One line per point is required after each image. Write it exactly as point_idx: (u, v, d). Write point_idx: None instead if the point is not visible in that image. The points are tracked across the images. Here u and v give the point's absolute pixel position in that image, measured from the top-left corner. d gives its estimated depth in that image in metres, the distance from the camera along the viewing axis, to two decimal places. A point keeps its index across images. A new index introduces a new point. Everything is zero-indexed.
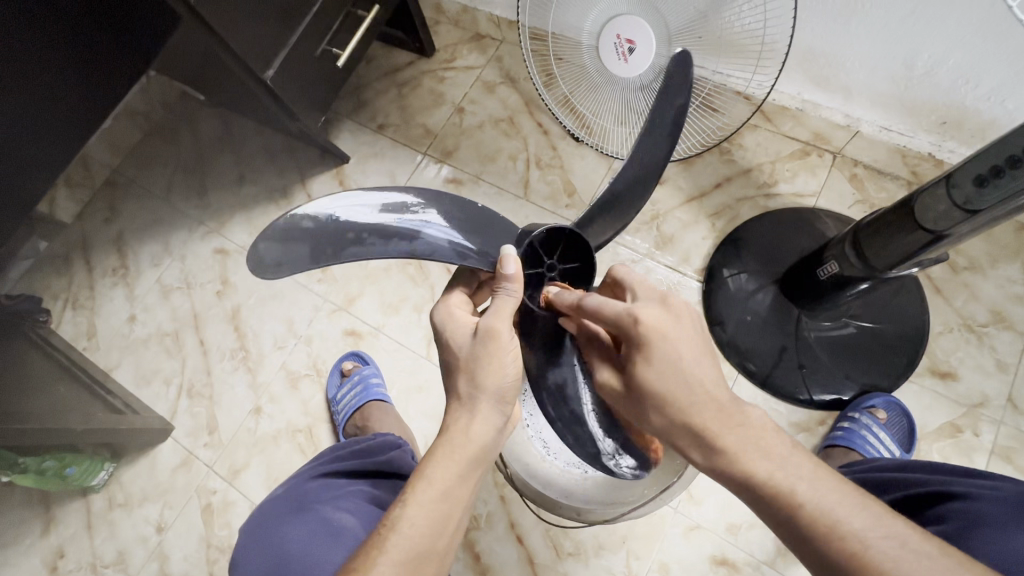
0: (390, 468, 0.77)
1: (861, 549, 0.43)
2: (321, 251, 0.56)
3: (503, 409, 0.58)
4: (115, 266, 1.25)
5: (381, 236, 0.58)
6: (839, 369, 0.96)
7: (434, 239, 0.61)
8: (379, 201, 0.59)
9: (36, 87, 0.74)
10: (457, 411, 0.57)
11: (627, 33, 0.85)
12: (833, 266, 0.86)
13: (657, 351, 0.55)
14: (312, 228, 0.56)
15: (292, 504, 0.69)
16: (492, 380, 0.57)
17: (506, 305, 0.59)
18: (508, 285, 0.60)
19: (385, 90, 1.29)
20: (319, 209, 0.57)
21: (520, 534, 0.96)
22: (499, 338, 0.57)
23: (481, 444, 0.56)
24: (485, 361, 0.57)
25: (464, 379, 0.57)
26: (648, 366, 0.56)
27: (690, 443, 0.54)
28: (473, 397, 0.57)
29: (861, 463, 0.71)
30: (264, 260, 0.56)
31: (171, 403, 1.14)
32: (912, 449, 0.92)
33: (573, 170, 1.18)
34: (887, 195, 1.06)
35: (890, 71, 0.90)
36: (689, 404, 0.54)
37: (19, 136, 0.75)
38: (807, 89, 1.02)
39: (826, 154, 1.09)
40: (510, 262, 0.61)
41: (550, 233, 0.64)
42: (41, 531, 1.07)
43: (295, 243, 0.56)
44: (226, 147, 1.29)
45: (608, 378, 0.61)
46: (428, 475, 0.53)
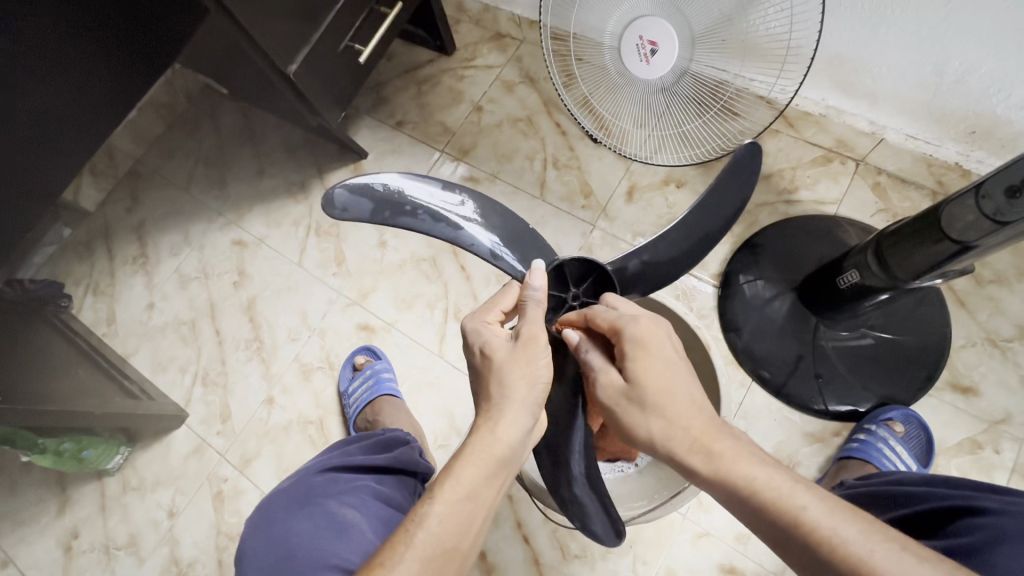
0: (398, 465, 0.77)
1: (866, 555, 0.40)
2: (379, 212, 0.63)
3: (534, 413, 0.58)
4: (136, 254, 1.27)
5: (434, 215, 0.65)
6: (856, 381, 0.94)
7: (478, 234, 0.67)
8: (440, 190, 0.66)
9: (69, 77, 0.76)
10: (487, 413, 0.57)
11: (650, 34, 0.84)
12: (854, 275, 0.84)
13: (650, 364, 0.57)
14: (379, 192, 0.63)
15: (300, 497, 0.70)
16: (524, 384, 0.58)
17: (537, 312, 0.62)
18: (534, 294, 0.63)
19: (404, 87, 1.30)
20: (394, 180, 0.64)
21: (526, 534, 0.96)
22: (537, 344, 0.59)
23: (510, 444, 0.55)
24: (521, 362, 0.58)
25: (493, 381, 0.58)
26: (643, 374, 0.56)
27: (686, 451, 0.53)
28: (503, 398, 0.57)
29: (873, 476, 0.71)
30: (332, 204, 0.62)
31: (185, 390, 1.15)
32: (930, 463, 0.90)
33: (590, 171, 1.18)
34: (911, 205, 1.04)
35: (919, 78, 0.89)
36: (684, 414, 0.54)
37: (47, 124, 0.76)
38: (831, 95, 1.00)
39: (849, 161, 1.08)
40: (537, 277, 0.64)
41: (580, 266, 0.69)
42: (57, 512, 1.09)
43: (361, 197, 0.63)
44: (246, 139, 1.30)
45: (614, 377, 0.59)
46: (456, 473, 0.52)
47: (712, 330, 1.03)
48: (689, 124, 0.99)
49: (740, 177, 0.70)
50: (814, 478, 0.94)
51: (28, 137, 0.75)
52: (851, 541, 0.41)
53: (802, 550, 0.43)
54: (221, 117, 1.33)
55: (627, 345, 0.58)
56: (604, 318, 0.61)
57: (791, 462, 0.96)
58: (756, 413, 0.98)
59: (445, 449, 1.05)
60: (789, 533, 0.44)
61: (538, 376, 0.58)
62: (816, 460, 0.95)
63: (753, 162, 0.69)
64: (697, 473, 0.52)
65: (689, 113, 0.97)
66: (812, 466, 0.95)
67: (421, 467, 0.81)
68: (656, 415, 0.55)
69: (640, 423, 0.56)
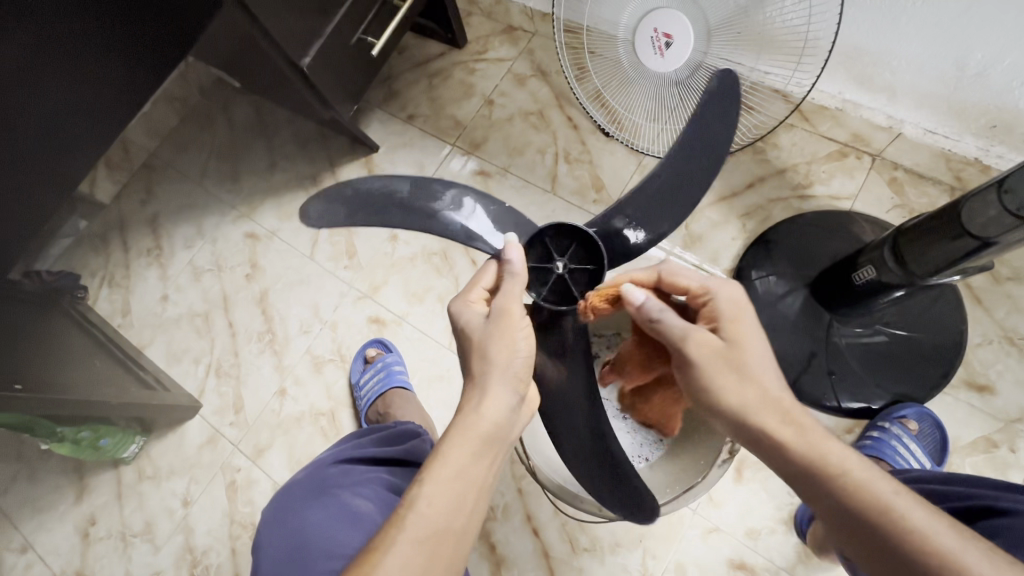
0: (413, 457, 0.78)
1: (958, 552, 0.41)
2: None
3: (517, 389, 0.58)
4: (150, 246, 1.28)
5: None
6: (870, 378, 0.93)
7: None
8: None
9: (87, 70, 0.77)
10: (470, 390, 0.58)
11: (665, 27, 0.83)
12: (870, 271, 0.83)
13: (744, 332, 0.57)
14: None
15: (314, 489, 0.70)
16: (506, 358, 0.58)
17: (515, 287, 0.63)
18: (512, 269, 0.64)
19: (415, 80, 1.30)
20: None
21: (536, 527, 0.96)
22: (513, 315, 0.60)
23: (495, 421, 0.56)
24: (499, 336, 0.59)
25: (476, 357, 0.59)
26: (741, 336, 0.57)
27: (777, 422, 0.53)
28: (485, 374, 0.58)
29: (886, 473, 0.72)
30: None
31: (199, 381, 1.17)
32: (944, 461, 0.89)
33: (602, 165, 1.17)
34: (928, 201, 1.02)
35: (939, 71, 0.87)
36: (775, 388, 0.55)
37: (64, 117, 0.77)
38: (848, 88, 0.99)
39: (865, 156, 1.06)
40: (513, 250, 0.65)
41: (559, 232, 0.71)
42: (74, 499, 1.11)
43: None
44: (258, 132, 1.31)
45: (708, 334, 0.57)
46: (443, 453, 0.53)
47: None
48: None
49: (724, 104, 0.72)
50: None
51: (47, 128, 0.75)
52: (942, 535, 0.42)
53: (889, 537, 0.44)
54: (233, 111, 1.33)
55: (723, 305, 0.59)
56: (695, 279, 0.62)
57: None
58: None
59: None
60: (876, 519, 0.45)
61: (516, 351, 0.59)
62: None
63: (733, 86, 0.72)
64: (787, 447, 0.51)
65: None
66: None
67: None
68: (748, 381, 0.55)
69: (730, 387, 0.55)
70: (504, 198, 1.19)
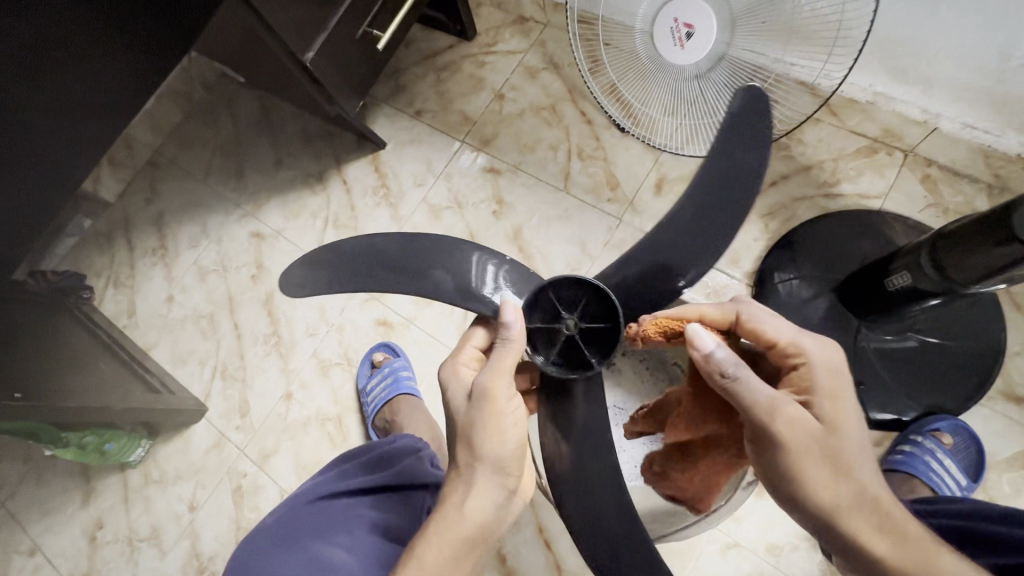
0: (402, 481, 0.72)
1: None
2: (335, 280, 0.61)
3: (505, 482, 0.55)
4: (155, 246, 1.26)
5: (392, 271, 0.62)
6: (900, 388, 0.89)
7: (442, 279, 0.62)
8: (397, 243, 0.62)
9: (91, 70, 0.74)
10: (454, 480, 0.55)
11: (685, 17, 0.79)
12: (904, 277, 0.78)
13: (842, 413, 0.52)
14: (332, 260, 0.62)
15: (285, 535, 0.66)
16: (491, 451, 0.54)
17: (506, 359, 0.57)
18: (507, 335, 0.57)
19: (423, 74, 1.25)
20: (346, 245, 0.63)
21: (548, 539, 0.93)
22: (497, 399, 0.55)
23: (478, 521, 0.53)
24: (483, 426, 0.55)
25: (462, 447, 0.55)
26: (840, 415, 0.52)
27: (875, 523, 0.50)
28: (470, 467, 0.55)
29: (941, 501, 0.66)
30: (290, 284, 0.63)
31: (205, 384, 1.15)
32: (980, 478, 0.85)
33: (617, 162, 1.13)
34: (963, 199, 0.97)
35: (981, 61, 0.81)
36: (872, 480, 0.51)
37: (70, 120, 0.74)
38: (880, 81, 0.93)
39: (896, 152, 1.01)
40: (510, 310, 0.58)
41: (564, 285, 0.60)
42: (82, 502, 1.10)
43: (315, 271, 0.62)
44: (263, 128, 1.28)
45: (800, 411, 0.51)
46: (420, 556, 0.52)
47: None
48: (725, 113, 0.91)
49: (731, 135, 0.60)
50: None
51: (52, 132, 0.73)
52: None
53: None
54: (238, 107, 1.30)
55: (822, 376, 0.54)
56: (786, 333, 0.56)
57: None
58: None
59: None
60: None
61: (502, 443, 0.54)
62: None
63: (746, 114, 0.60)
64: (880, 556, 0.49)
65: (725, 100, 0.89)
66: None
67: (432, 478, 0.75)
68: (844, 472, 0.51)
69: (823, 477, 0.50)
70: (515, 196, 1.15)
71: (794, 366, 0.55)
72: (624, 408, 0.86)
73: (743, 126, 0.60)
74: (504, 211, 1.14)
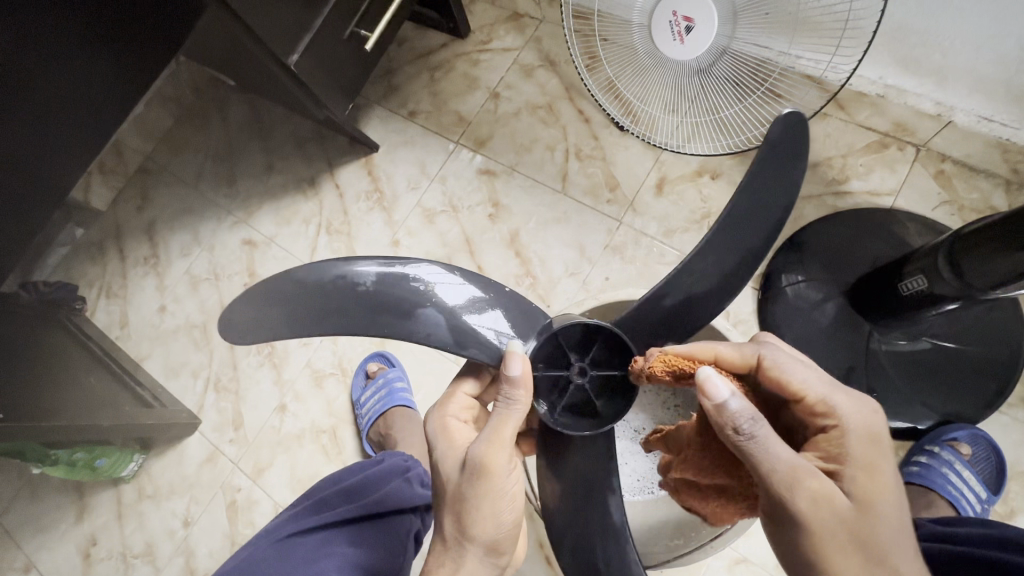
0: (387, 507, 0.70)
1: None
2: (303, 319, 0.55)
3: (497, 557, 0.54)
4: (147, 255, 1.24)
5: (371, 311, 0.56)
6: (915, 395, 0.85)
7: (431, 318, 0.57)
8: (374, 276, 0.56)
9: (69, 79, 0.70)
10: (442, 555, 0.53)
11: (685, 10, 0.74)
12: (920, 282, 0.74)
13: (877, 486, 0.46)
14: (295, 295, 0.55)
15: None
16: (483, 528, 0.52)
17: (509, 423, 0.53)
18: (513, 394, 0.53)
19: (416, 74, 1.22)
20: (310, 275, 0.55)
21: (548, 555, 0.91)
22: (494, 473, 0.52)
23: None
24: (478, 499, 0.52)
25: (452, 521, 0.53)
26: (872, 490, 0.46)
27: None
28: (461, 544, 0.52)
29: (961, 524, 0.62)
30: (235, 323, 0.55)
31: (198, 397, 1.13)
32: (1001, 489, 0.81)
33: (616, 162, 1.09)
34: (979, 196, 0.92)
35: (1000, 50, 0.77)
36: (909, 568, 0.45)
37: (49, 133, 0.71)
38: (891, 73, 0.89)
39: (908, 146, 0.96)
40: (516, 362, 0.54)
41: (578, 329, 0.60)
42: (76, 518, 1.09)
43: (272, 309, 0.55)
44: (254, 132, 1.25)
45: (828, 485, 0.45)
46: None
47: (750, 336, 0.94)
48: (727, 109, 0.90)
49: (774, 166, 0.55)
50: None
51: (36, 145, 0.70)
52: None
53: None
54: (228, 110, 1.27)
55: (856, 444, 0.47)
56: (816, 388, 0.50)
57: None
58: None
59: None
60: None
61: (497, 520, 0.53)
62: None
63: (792, 137, 0.54)
64: None
65: (728, 95, 0.87)
66: None
67: (420, 499, 0.73)
68: (876, 559, 0.44)
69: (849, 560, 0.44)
70: (511, 199, 1.11)
71: (822, 428, 0.49)
72: (630, 421, 0.84)
73: (791, 154, 0.55)
74: (500, 215, 1.11)
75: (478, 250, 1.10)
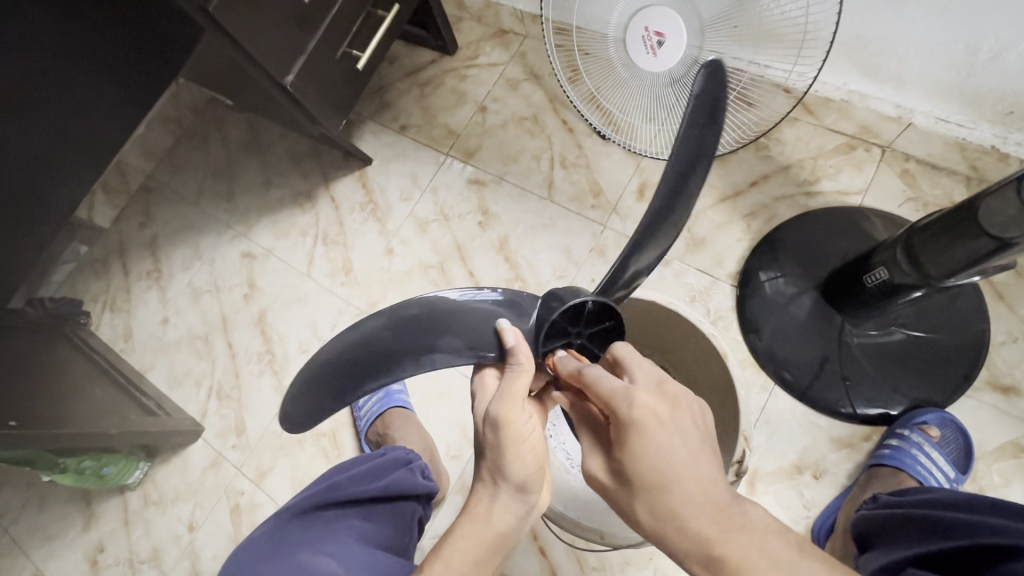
0: (393, 492, 0.73)
1: None
2: (342, 393, 0.58)
3: (524, 496, 0.56)
4: (150, 269, 1.29)
5: (391, 364, 0.57)
6: (886, 382, 0.89)
7: (445, 348, 0.58)
8: (386, 327, 0.56)
9: (75, 100, 0.75)
10: (478, 493, 0.56)
11: (657, 25, 0.80)
12: (881, 273, 0.79)
13: (642, 445, 0.48)
14: (328, 369, 0.57)
15: (272, 549, 0.62)
16: (514, 469, 0.55)
17: (518, 382, 0.57)
18: (515, 360, 0.58)
19: (407, 90, 1.27)
20: (327, 356, 0.57)
21: (543, 547, 0.94)
22: (509, 423, 0.55)
23: (502, 530, 0.54)
24: (499, 447, 0.55)
25: (485, 463, 0.56)
26: (636, 450, 0.48)
27: (691, 555, 0.44)
28: (495, 483, 0.55)
29: (913, 493, 0.67)
30: (294, 421, 0.61)
31: (201, 405, 1.16)
32: (970, 470, 0.85)
33: (599, 169, 1.14)
34: (943, 192, 0.97)
35: (949, 55, 0.82)
36: (681, 505, 0.46)
37: (54, 151, 0.76)
38: (853, 79, 0.94)
39: (874, 148, 1.02)
40: (509, 333, 0.59)
41: (582, 306, 0.58)
42: (83, 526, 1.12)
43: (314, 399, 0.59)
44: (252, 149, 1.30)
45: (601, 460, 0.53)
46: (444, 555, 0.53)
47: (729, 331, 0.98)
48: None
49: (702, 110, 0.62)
50: (845, 485, 0.89)
51: (43, 161, 0.75)
52: None
53: None
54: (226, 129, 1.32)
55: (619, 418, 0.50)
56: (598, 383, 0.52)
57: (818, 470, 0.90)
58: (780, 417, 0.93)
59: (458, 460, 1.02)
60: None
61: (523, 460, 0.55)
62: (844, 467, 0.90)
63: (709, 86, 0.62)
64: None
65: None
66: (840, 473, 0.90)
67: (422, 488, 0.78)
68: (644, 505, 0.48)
69: (653, 533, 0.47)
70: (500, 207, 1.16)
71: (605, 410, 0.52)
72: None
73: (711, 96, 0.62)
74: (489, 222, 1.15)
75: (469, 257, 1.14)
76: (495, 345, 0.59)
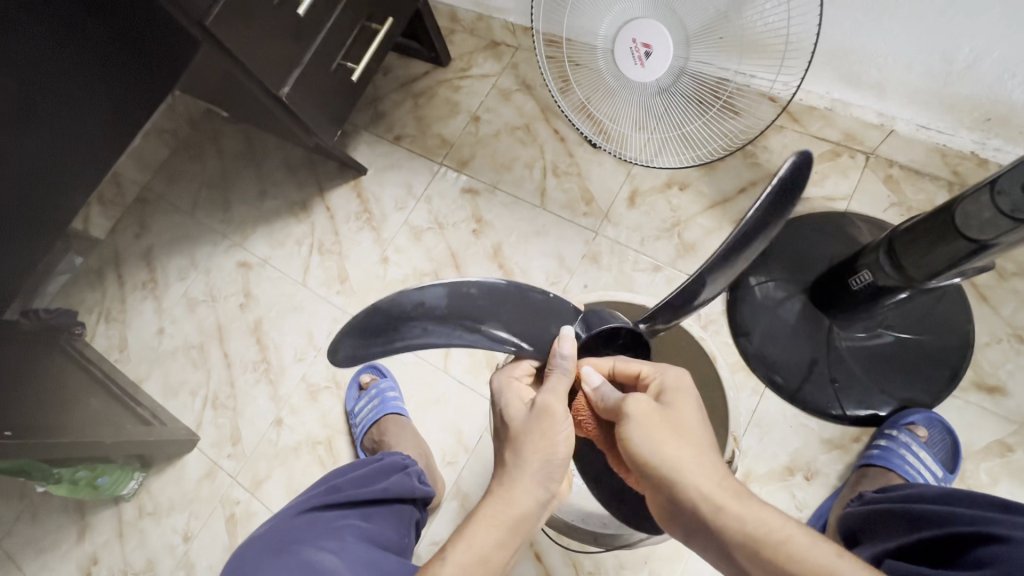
0: (390, 496, 0.74)
1: None
2: (391, 345, 0.58)
3: (550, 483, 0.55)
4: (145, 279, 1.29)
5: (449, 330, 0.59)
6: (874, 384, 0.91)
7: (498, 330, 0.61)
8: (447, 299, 0.57)
9: (72, 113, 0.77)
10: (501, 475, 0.56)
11: (644, 37, 0.82)
12: (866, 276, 0.81)
13: (687, 400, 0.56)
14: (379, 318, 0.56)
15: (274, 545, 0.64)
16: (539, 448, 0.55)
17: (562, 382, 0.59)
18: (562, 362, 0.60)
19: (401, 101, 1.29)
20: (396, 306, 0.56)
21: (539, 552, 0.94)
22: (555, 416, 0.57)
23: (524, 513, 0.54)
24: (536, 435, 0.56)
25: (510, 447, 0.57)
26: (683, 402, 0.55)
27: (719, 485, 0.49)
28: (518, 465, 0.55)
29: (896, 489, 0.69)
30: (337, 355, 0.58)
31: (196, 414, 1.16)
32: (957, 468, 0.86)
33: (591, 177, 1.16)
34: (925, 197, 1.00)
35: (926, 65, 0.85)
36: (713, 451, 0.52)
37: (48, 164, 0.77)
38: (836, 88, 0.97)
39: (858, 154, 1.04)
40: (567, 342, 0.61)
41: (616, 329, 0.63)
42: (77, 537, 1.11)
43: (365, 342, 0.57)
44: (248, 160, 1.31)
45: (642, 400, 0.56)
46: (468, 536, 0.52)
47: (721, 335, 1.00)
48: (689, 125, 0.96)
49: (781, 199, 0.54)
50: (835, 486, 0.90)
51: (37, 173, 0.76)
52: None
53: None
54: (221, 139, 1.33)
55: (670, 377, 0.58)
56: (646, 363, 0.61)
57: (810, 471, 0.92)
58: (772, 419, 0.94)
59: (453, 466, 1.03)
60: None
61: (553, 447, 0.55)
62: (835, 468, 0.91)
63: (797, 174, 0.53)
64: (728, 515, 0.47)
65: (689, 113, 0.94)
66: (831, 474, 0.91)
67: (420, 492, 0.78)
68: (684, 438, 0.52)
69: (690, 463, 0.50)
70: (493, 215, 1.18)
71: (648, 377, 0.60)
72: None
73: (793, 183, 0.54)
74: (483, 230, 1.17)
75: (463, 264, 1.15)
76: (550, 346, 0.62)
